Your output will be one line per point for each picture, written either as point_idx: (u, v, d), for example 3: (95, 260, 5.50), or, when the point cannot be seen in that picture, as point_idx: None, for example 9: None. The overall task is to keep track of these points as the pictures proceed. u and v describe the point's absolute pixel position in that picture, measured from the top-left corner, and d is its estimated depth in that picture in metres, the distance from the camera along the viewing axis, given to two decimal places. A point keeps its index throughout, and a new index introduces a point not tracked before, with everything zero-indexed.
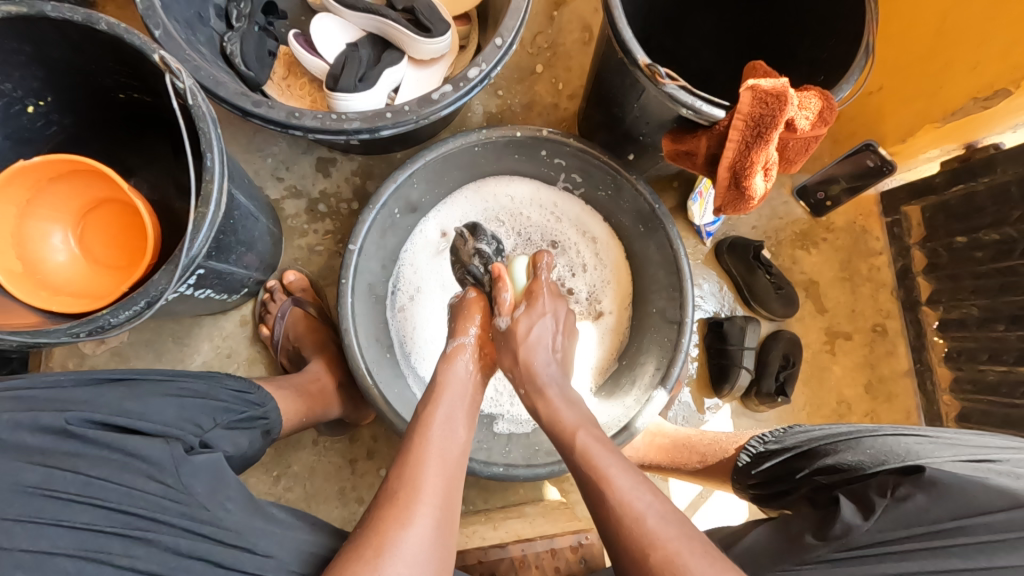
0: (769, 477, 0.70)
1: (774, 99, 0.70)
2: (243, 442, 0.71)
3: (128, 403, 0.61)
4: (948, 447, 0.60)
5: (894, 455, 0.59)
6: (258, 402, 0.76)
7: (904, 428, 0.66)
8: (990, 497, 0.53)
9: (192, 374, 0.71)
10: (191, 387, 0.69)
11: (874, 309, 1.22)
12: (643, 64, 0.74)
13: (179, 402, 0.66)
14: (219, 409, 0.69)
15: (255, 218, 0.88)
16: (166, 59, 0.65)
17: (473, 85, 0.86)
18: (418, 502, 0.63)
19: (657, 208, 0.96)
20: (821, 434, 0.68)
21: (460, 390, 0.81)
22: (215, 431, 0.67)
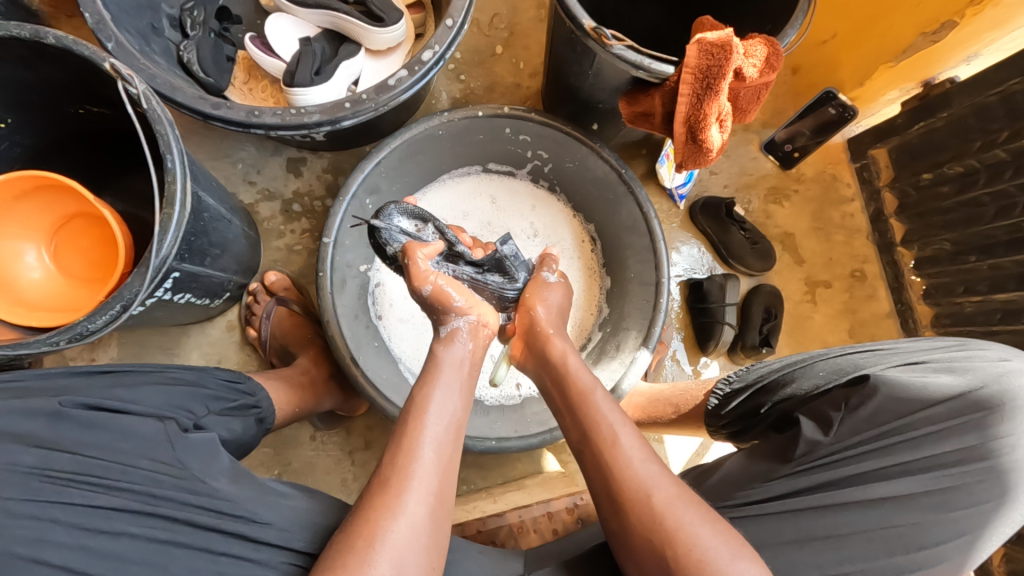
0: (739, 416, 0.75)
1: (719, 50, 0.71)
2: (237, 426, 0.73)
3: (121, 388, 0.64)
4: (892, 354, 0.68)
5: (844, 371, 0.67)
6: (249, 391, 0.78)
7: (857, 346, 0.73)
8: (922, 391, 0.64)
9: (182, 367, 0.73)
10: (180, 377, 0.70)
11: (851, 255, 1.24)
12: (589, 28, 0.75)
13: (171, 388, 0.67)
14: (211, 398, 0.71)
15: (227, 221, 0.89)
16: (117, 66, 0.65)
17: (428, 67, 0.87)
18: (410, 487, 0.61)
19: (624, 174, 0.99)
20: (778, 364, 0.75)
21: (458, 365, 0.75)
22: (209, 416, 0.69)
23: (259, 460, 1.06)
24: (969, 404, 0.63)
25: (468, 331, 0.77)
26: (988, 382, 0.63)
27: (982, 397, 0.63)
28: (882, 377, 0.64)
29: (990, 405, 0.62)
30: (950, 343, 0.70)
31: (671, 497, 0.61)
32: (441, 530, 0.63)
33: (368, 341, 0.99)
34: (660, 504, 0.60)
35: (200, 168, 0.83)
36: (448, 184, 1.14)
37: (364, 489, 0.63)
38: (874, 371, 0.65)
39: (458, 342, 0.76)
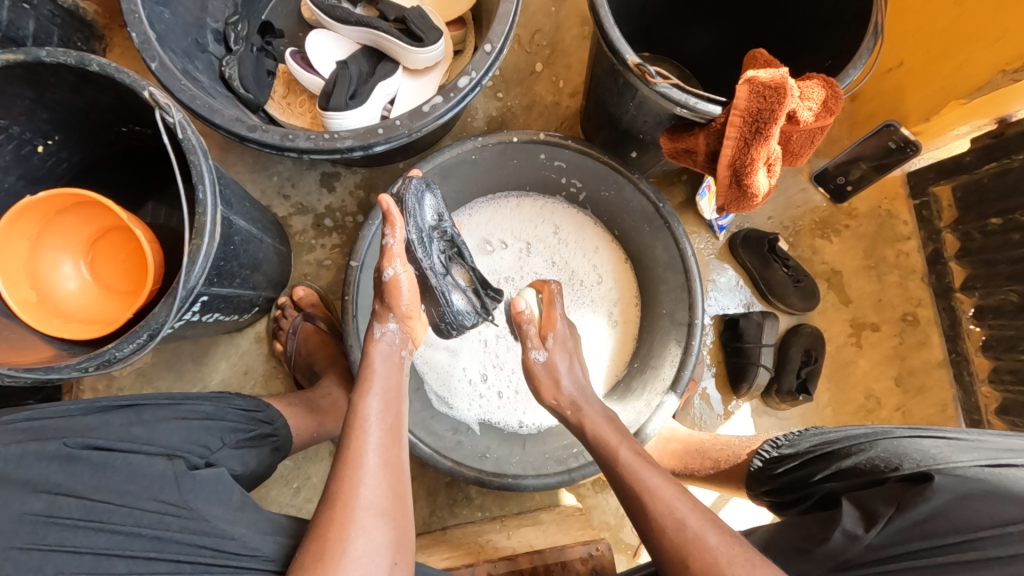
0: (788, 484, 0.71)
1: (773, 92, 0.67)
2: (249, 459, 0.75)
3: (136, 426, 0.65)
4: (973, 450, 0.60)
5: (908, 461, 0.60)
6: (266, 420, 0.80)
7: (927, 431, 0.66)
8: (1004, 504, 0.54)
9: (202, 397, 0.75)
10: (200, 409, 0.73)
11: (903, 298, 1.16)
12: (633, 63, 0.71)
13: (185, 424, 0.69)
14: (228, 430, 0.74)
15: (258, 240, 0.89)
16: (156, 96, 0.66)
17: (463, 94, 0.85)
18: (359, 509, 0.61)
19: (661, 208, 0.95)
20: (835, 439, 0.70)
21: (392, 367, 0.76)
22: (222, 450, 0.72)
23: (279, 472, 1.07)
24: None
25: (387, 343, 0.77)
26: None
27: None
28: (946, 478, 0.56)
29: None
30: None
31: (675, 497, 0.66)
32: (407, 534, 0.64)
33: None
34: (668, 500, 0.65)
35: (233, 188, 0.84)
36: (506, 207, 1.11)
37: (317, 511, 0.62)
38: (944, 470, 0.57)
39: (387, 346, 0.77)
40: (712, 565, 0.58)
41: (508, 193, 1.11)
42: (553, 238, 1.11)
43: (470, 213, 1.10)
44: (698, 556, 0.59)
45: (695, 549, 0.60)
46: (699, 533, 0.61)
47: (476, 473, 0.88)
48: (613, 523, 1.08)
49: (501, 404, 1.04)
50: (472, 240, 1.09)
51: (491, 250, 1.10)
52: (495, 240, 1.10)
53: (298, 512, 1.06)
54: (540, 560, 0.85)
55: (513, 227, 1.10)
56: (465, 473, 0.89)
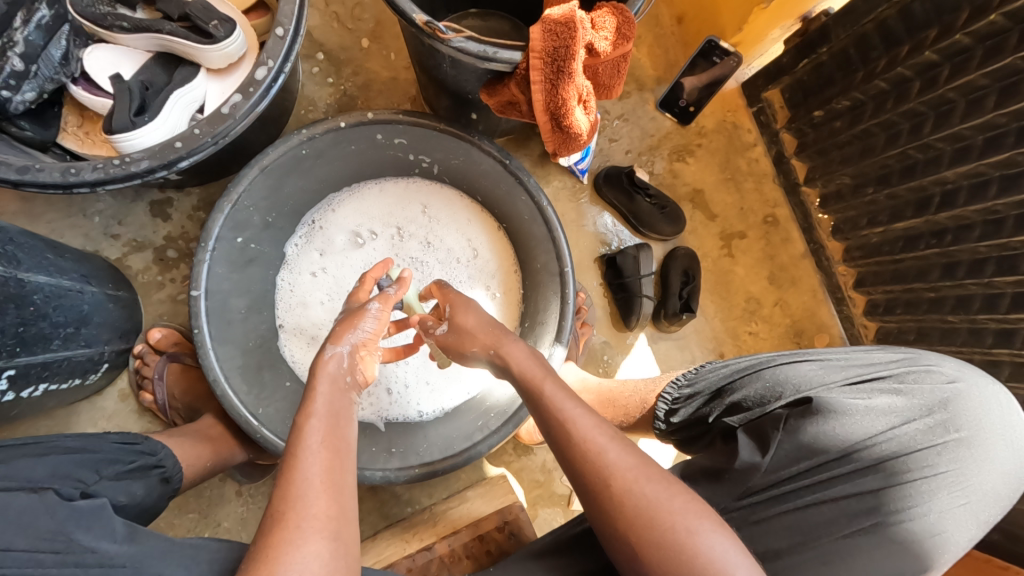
0: (685, 424, 0.74)
1: (564, 28, 0.66)
2: (136, 490, 0.68)
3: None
4: (840, 368, 0.68)
5: (789, 389, 0.67)
6: (148, 451, 0.73)
7: (796, 351, 0.73)
8: (865, 421, 0.65)
9: (66, 435, 0.68)
10: (69, 445, 0.66)
11: (761, 202, 1.23)
12: (421, 22, 0.67)
13: (52, 461, 0.62)
14: (102, 462, 0.67)
15: (78, 291, 0.79)
16: None
17: (265, 86, 0.78)
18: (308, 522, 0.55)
19: (509, 165, 0.94)
20: (727, 372, 0.73)
21: (338, 392, 0.68)
22: (101, 482, 0.64)
23: (184, 528, 0.99)
24: (905, 442, 0.65)
25: (336, 369, 0.69)
26: (932, 408, 0.66)
27: (923, 424, 0.65)
28: (824, 401, 0.64)
29: (926, 442, 0.65)
30: (897, 359, 0.70)
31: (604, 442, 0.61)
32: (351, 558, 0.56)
33: (278, 383, 0.94)
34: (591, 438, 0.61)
35: (23, 241, 0.73)
36: (368, 194, 1.06)
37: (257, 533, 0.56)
38: (821, 394, 0.65)
39: (337, 368, 0.70)
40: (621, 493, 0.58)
41: (367, 181, 1.06)
42: (422, 217, 1.07)
43: (332, 208, 1.05)
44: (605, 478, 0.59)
45: (611, 472, 0.59)
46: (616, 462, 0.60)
47: (380, 473, 0.86)
48: (542, 480, 1.11)
49: (393, 400, 1.01)
50: (341, 235, 1.05)
51: (363, 242, 1.05)
52: (365, 232, 1.05)
53: None
54: (458, 541, 0.84)
55: (380, 213, 1.06)
56: (371, 477, 0.86)
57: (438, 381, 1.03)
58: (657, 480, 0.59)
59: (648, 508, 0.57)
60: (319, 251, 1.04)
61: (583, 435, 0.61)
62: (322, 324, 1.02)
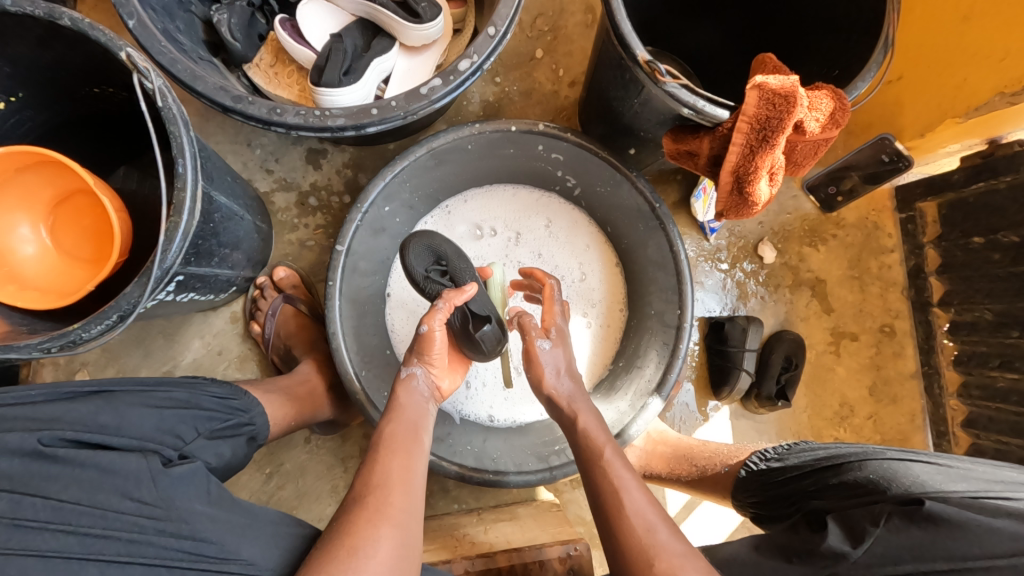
0: (777, 497, 0.74)
1: (782, 101, 0.66)
2: (226, 450, 0.68)
3: (103, 418, 0.58)
4: (963, 478, 0.61)
5: (896, 484, 0.62)
6: (243, 408, 0.72)
7: (916, 454, 0.68)
8: (989, 536, 0.54)
9: (175, 382, 0.68)
10: (174, 396, 0.66)
11: (882, 309, 1.18)
12: (643, 60, 0.69)
13: (162, 415, 0.62)
14: (202, 418, 0.66)
15: (239, 217, 0.85)
16: (135, 58, 0.61)
17: (464, 78, 0.81)
18: (386, 514, 0.63)
19: (657, 209, 0.93)
20: (825, 455, 0.73)
21: (420, 408, 0.79)
22: (198, 441, 0.64)
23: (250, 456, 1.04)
24: None
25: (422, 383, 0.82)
26: None
27: None
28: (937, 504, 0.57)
29: None
30: None
31: (645, 509, 0.66)
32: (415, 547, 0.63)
33: (379, 350, 0.97)
34: (642, 521, 0.65)
35: (214, 160, 0.79)
36: (502, 196, 1.09)
37: (339, 512, 0.64)
38: (930, 494, 0.59)
39: (419, 386, 0.81)
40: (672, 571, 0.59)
41: (503, 183, 1.09)
42: (545, 231, 1.09)
43: (465, 199, 1.09)
44: (661, 559, 0.61)
45: (657, 552, 0.61)
46: (655, 545, 0.62)
47: (452, 466, 0.87)
48: (588, 519, 1.10)
49: (469, 395, 1.04)
50: (463, 226, 1.09)
51: (481, 235, 1.09)
52: (484, 228, 1.09)
53: (269, 498, 1.04)
54: (518, 559, 0.85)
55: (508, 214, 1.09)
56: (446, 470, 0.87)
57: (512, 388, 1.05)
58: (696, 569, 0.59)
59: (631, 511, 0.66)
60: (440, 236, 1.08)
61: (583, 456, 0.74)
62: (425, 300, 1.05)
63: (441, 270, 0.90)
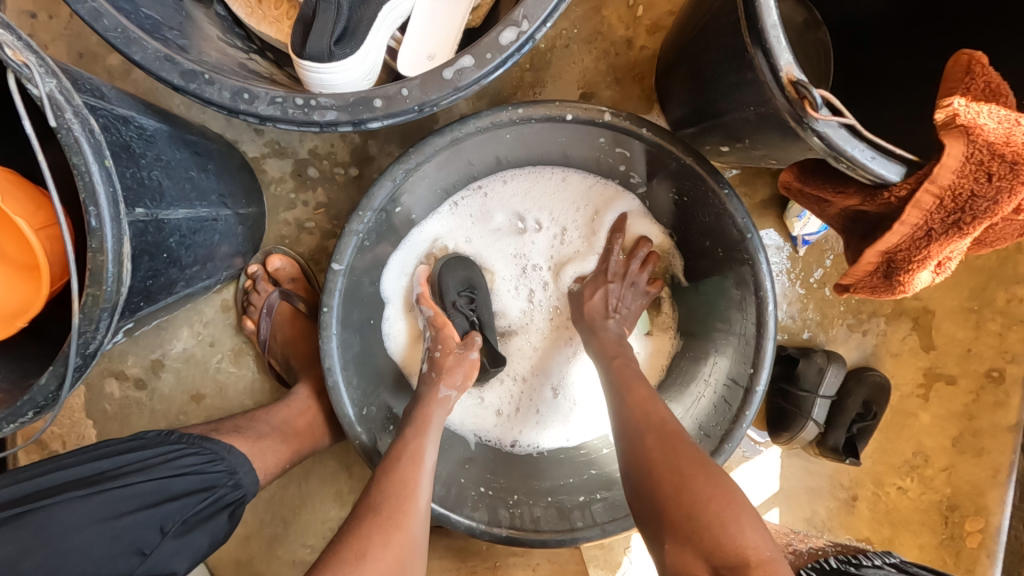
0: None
1: (1004, 169, 0.42)
2: (200, 542, 0.59)
3: (31, 559, 0.47)
4: None
5: None
6: (225, 475, 0.62)
7: None
8: None
9: (133, 469, 0.56)
10: (133, 493, 0.54)
11: (997, 351, 0.97)
12: (787, 77, 0.45)
13: (115, 528, 0.52)
14: (172, 513, 0.56)
15: (210, 222, 0.67)
16: (5, 48, 0.39)
17: (507, 56, 0.56)
18: (400, 517, 0.63)
19: (749, 238, 0.71)
20: None
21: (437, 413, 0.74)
22: (165, 544, 0.55)
23: None
24: None
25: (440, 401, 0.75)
26: None
27: None
28: None
29: None
30: None
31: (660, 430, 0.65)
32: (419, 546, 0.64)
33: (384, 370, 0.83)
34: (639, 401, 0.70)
35: (167, 158, 0.59)
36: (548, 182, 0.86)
37: (356, 507, 0.65)
38: None
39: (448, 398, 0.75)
40: (661, 441, 0.64)
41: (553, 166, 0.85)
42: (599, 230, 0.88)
43: (504, 180, 0.85)
44: (653, 435, 0.65)
45: (648, 427, 0.66)
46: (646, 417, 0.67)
47: (465, 520, 0.77)
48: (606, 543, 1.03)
49: (490, 418, 0.91)
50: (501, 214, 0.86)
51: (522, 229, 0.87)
52: (529, 219, 0.86)
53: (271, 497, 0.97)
54: None
55: (554, 206, 0.86)
56: (456, 523, 0.77)
57: (541, 412, 0.92)
58: (680, 440, 0.64)
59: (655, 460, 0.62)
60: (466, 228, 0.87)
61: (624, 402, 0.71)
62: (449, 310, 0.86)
63: (470, 299, 0.84)
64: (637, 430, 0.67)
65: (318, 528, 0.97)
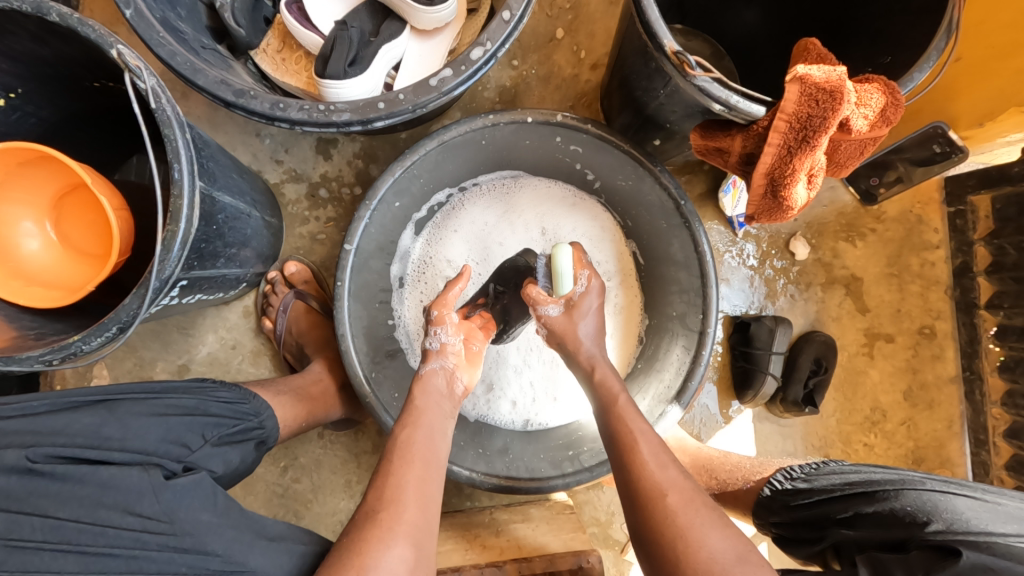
0: (803, 521, 0.71)
1: (827, 97, 0.59)
2: (234, 456, 0.67)
3: (109, 429, 0.56)
4: (1011, 518, 0.57)
5: (937, 519, 0.58)
6: (252, 412, 0.72)
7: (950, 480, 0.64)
8: None
9: (183, 388, 0.67)
10: (180, 404, 0.64)
11: (923, 310, 1.11)
12: (670, 51, 0.63)
13: (166, 422, 0.61)
14: (210, 425, 0.65)
15: (246, 215, 0.83)
16: (126, 57, 0.57)
17: (476, 67, 0.76)
18: (400, 525, 0.59)
19: (682, 206, 0.88)
20: (856, 479, 0.70)
21: (432, 404, 0.76)
22: (205, 449, 0.63)
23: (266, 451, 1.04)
24: None
25: (444, 382, 0.80)
26: None
27: None
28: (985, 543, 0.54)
29: None
30: None
31: (681, 484, 0.66)
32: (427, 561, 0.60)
33: (388, 349, 0.95)
34: (653, 458, 0.69)
35: (217, 158, 0.76)
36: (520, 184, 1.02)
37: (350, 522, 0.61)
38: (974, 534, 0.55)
39: (437, 385, 0.79)
40: (683, 502, 0.64)
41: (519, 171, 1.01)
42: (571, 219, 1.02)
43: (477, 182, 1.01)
44: (676, 493, 0.64)
45: (669, 488, 0.65)
46: (669, 482, 0.66)
47: (465, 472, 0.85)
48: (603, 520, 1.08)
49: (491, 404, 0.98)
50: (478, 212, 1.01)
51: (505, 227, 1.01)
52: (555, 230, 1.02)
53: (284, 492, 1.04)
54: (528, 569, 0.85)
55: (527, 201, 1.01)
56: (458, 474, 0.85)
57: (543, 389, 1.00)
58: (706, 509, 0.64)
59: (687, 525, 0.61)
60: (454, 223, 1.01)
61: (637, 459, 0.69)
62: (436, 274, 1.01)
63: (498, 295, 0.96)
64: (649, 485, 0.66)
65: (328, 522, 1.04)
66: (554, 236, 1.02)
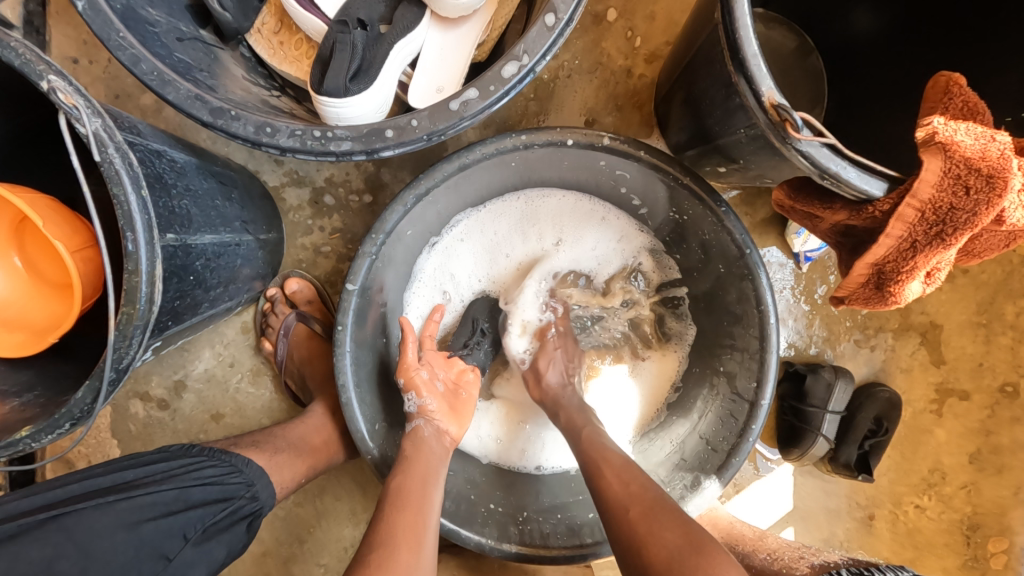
0: None
1: (981, 183, 0.44)
2: (218, 551, 0.62)
3: (63, 562, 0.51)
4: None
5: None
6: (243, 487, 0.66)
7: None
8: None
9: (164, 476, 0.61)
10: (157, 500, 0.58)
11: (1011, 364, 0.95)
12: (769, 101, 0.48)
13: (140, 533, 0.55)
14: (192, 522, 0.60)
15: (234, 246, 0.72)
16: (58, 93, 0.45)
17: (509, 87, 0.60)
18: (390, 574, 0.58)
19: (748, 254, 0.73)
20: None
21: (436, 453, 0.72)
22: (185, 553, 0.58)
23: None
24: None
25: (434, 436, 0.74)
26: None
27: None
28: None
29: None
30: None
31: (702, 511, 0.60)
32: None
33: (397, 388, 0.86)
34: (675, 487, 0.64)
35: (196, 188, 0.64)
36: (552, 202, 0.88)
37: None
38: None
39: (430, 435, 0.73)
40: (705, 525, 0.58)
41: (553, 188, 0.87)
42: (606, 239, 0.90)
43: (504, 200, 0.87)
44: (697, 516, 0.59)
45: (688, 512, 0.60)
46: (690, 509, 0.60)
47: (474, 536, 0.77)
48: None
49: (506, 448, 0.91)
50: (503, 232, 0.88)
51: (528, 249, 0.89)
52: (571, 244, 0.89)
53: (286, 515, 0.99)
54: None
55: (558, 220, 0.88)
56: (467, 540, 0.77)
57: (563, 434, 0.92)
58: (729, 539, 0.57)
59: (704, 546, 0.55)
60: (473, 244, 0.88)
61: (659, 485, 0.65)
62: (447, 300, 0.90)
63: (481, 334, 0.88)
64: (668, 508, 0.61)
65: (331, 548, 0.99)
66: (571, 250, 0.89)
